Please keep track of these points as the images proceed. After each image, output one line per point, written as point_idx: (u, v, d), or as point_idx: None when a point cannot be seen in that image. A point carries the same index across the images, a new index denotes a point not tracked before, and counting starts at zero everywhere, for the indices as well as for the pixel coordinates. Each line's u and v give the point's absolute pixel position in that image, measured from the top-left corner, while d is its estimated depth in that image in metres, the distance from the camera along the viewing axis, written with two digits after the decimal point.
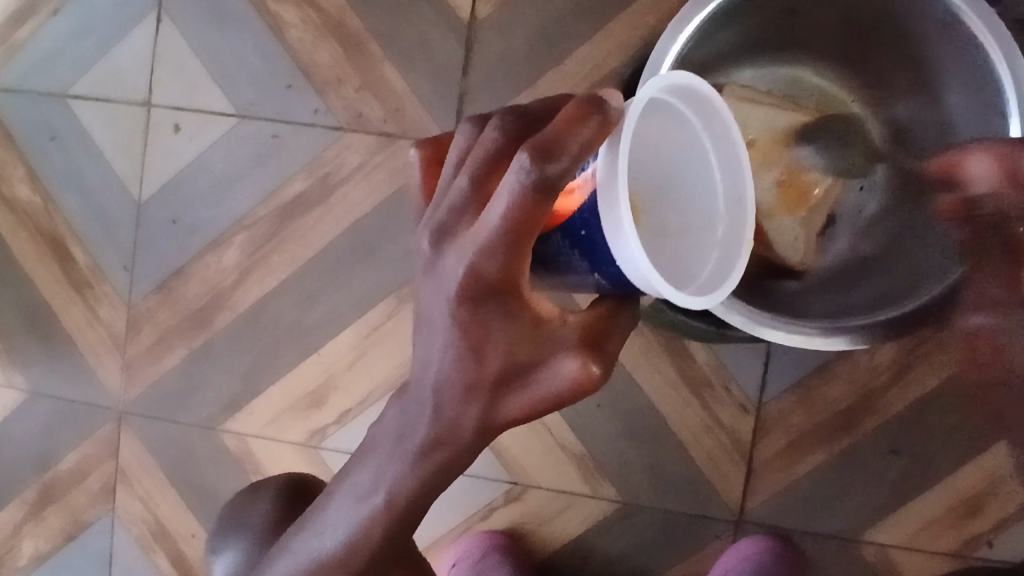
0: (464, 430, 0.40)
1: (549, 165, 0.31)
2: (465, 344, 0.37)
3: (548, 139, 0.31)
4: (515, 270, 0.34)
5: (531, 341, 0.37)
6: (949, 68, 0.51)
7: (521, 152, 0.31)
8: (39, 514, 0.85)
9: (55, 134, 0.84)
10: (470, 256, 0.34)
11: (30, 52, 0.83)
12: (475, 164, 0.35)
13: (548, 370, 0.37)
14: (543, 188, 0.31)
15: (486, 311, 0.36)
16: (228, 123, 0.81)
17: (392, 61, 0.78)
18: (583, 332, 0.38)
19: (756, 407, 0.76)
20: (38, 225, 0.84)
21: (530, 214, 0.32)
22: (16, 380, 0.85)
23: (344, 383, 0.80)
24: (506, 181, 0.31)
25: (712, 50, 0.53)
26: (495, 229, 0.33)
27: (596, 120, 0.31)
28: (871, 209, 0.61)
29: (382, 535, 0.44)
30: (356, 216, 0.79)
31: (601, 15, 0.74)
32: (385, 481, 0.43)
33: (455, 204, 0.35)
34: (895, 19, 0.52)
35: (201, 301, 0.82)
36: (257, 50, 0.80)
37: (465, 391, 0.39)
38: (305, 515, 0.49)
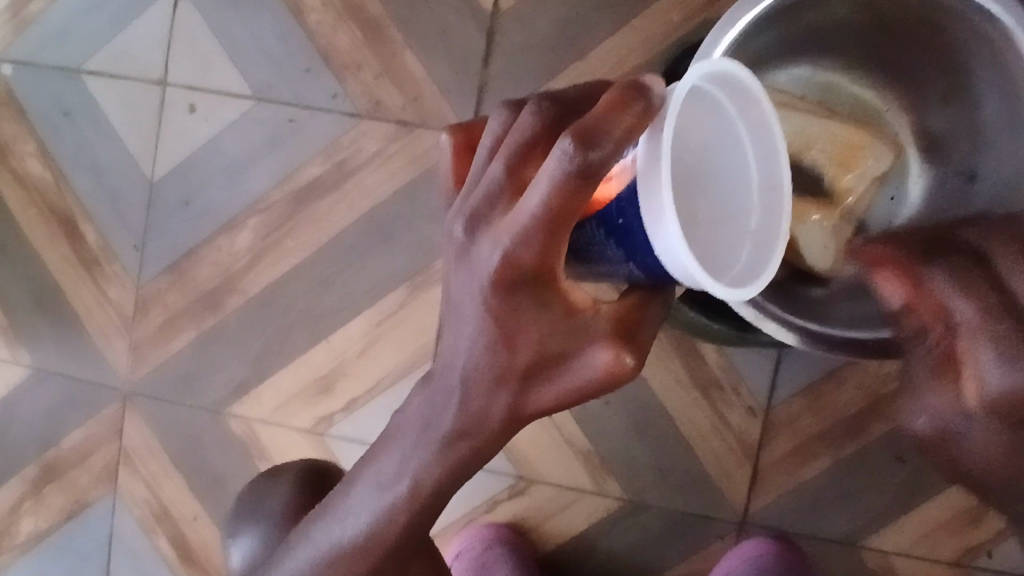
0: (492, 420, 0.40)
1: (593, 151, 0.30)
2: (495, 334, 0.37)
3: (590, 125, 0.30)
4: (550, 258, 0.34)
5: (564, 332, 0.37)
6: (989, 78, 0.51)
7: (563, 138, 0.30)
8: (42, 493, 0.85)
9: (67, 110, 0.83)
10: (506, 244, 0.34)
11: (43, 25, 0.82)
12: (509, 149, 0.35)
13: (581, 360, 0.37)
14: (585, 174, 0.30)
15: (520, 301, 0.36)
16: (244, 104, 0.80)
17: (412, 49, 0.77)
18: (617, 322, 0.37)
19: (764, 409, 0.77)
20: (48, 200, 0.83)
21: (570, 200, 0.31)
22: (22, 356, 0.84)
23: (353, 372, 0.80)
24: (546, 167, 0.31)
25: (754, 53, 0.53)
26: (533, 216, 0.32)
27: (641, 105, 0.31)
28: (906, 214, 0.61)
29: (405, 524, 0.44)
30: (371, 204, 0.78)
31: (625, 11, 0.74)
32: (409, 470, 0.43)
33: (489, 190, 0.35)
34: (936, 28, 0.52)
35: (211, 284, 0.81)
36: (275, 31, 0.79)
37: (493, 381, 0.38)
38: (326, 502, 0.48)
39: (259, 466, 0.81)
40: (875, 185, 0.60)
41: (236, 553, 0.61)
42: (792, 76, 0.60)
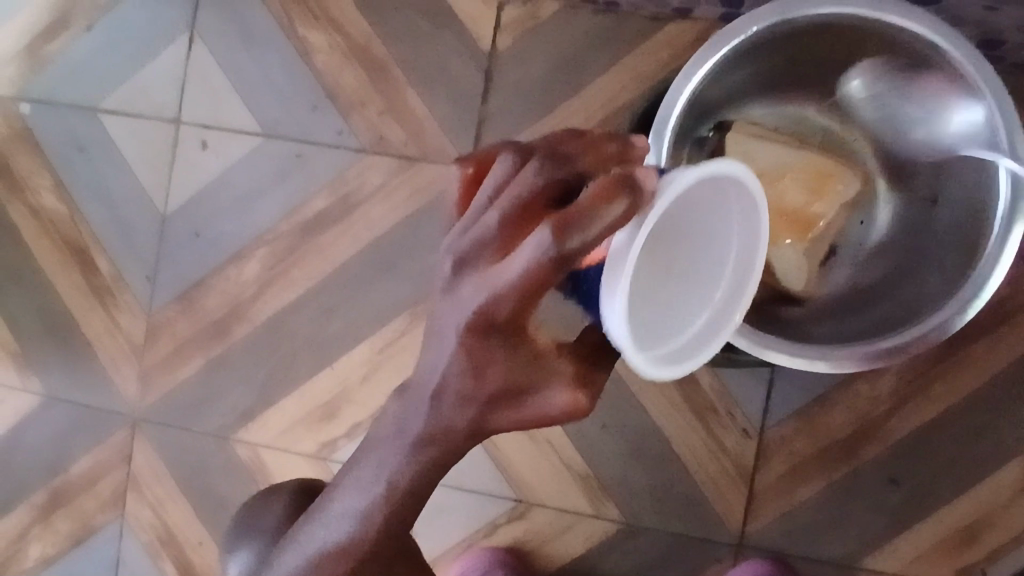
0: (458, 430, 0.41)
1: (568, 243, 0.33)
2: (465, 367, 0.38)
3: (571, 215, 0.33)
4: (522, 316, 0.36)
5: (527, 372, 0.39)
6: (945, 109, 0.55)
7: (543, 227, 0.33)
8: (49, 519, 0.86)
9: (84, 146, 0.86)
10: (482, 299, 0.36)
11: (63, 66, 0.86)
12: (506, 203, 0.37)
13: (541, 399, 0.39)
14: (558, 262, 0.33)
15: (491, 345, 0.38)
16: (253, 141, 0.84)
17: (415, 87, 0.81)
18: (579, 366, 0.40)
19: (759, 432, 0.78)
20: (63, 233, 0.86)
21: (542, 282, 0.34)
22: (33, 384, 0.86)
23: (356, 398, 0.82)
24: (524, 249, 0.34)
25: (722, 88, 0.58)
26: (509, 286, 0.35)
27: (621, 202, 0.34)
28: (876, 239, 0.63)
29: (385, 525, 0.45)
30: (375, 234, 0.81)
31: (617, 50, 0.78)
32: (386, 472, 0.44)
33: (479, 239, 0.37)
34: (893, 65, 0.56)
35: (219, 312, 0.84)
36: (284, 71, 0.83)
37: (460, 400, 0.40)
38: (317, 504, 0.50)
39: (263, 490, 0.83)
40: (844, 211, 0.63)
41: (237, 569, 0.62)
42: (762, 111, 0.64)
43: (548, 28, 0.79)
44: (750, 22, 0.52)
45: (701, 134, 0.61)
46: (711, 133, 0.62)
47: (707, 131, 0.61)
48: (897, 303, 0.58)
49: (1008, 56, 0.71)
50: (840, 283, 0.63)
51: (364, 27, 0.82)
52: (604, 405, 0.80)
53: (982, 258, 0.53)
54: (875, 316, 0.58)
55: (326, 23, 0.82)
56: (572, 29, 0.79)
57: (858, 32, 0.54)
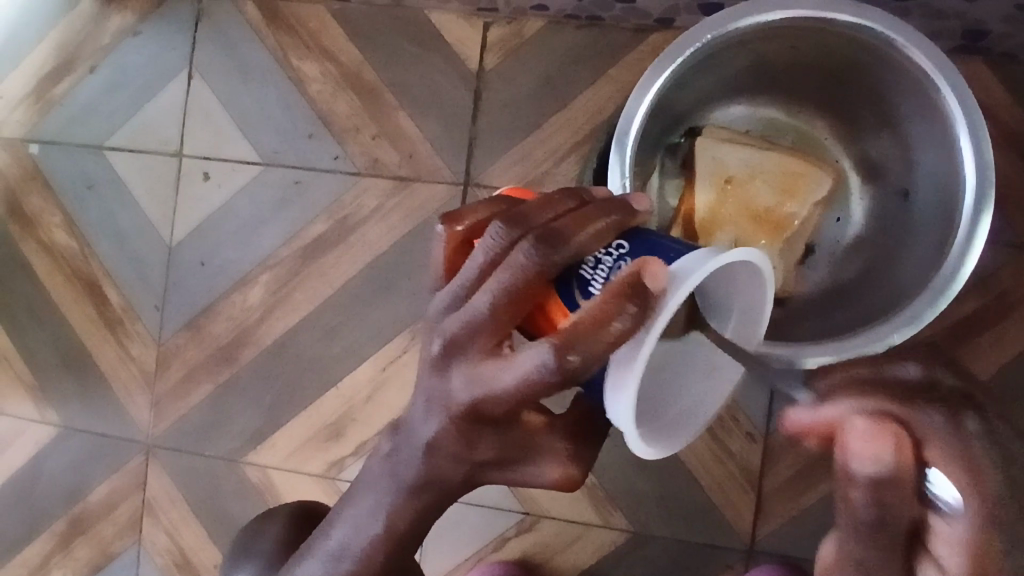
0: (455, 480, 0.43)
1: (569, 362, 0.34)
2: (459, 443, 0.41)
3: (576, 335, 0.34)
4: (517, 408, 0.38)
5: (519, 448, 0.42)
6: (905, 101, 0.55)
7: (545, 344, 0.34)
8: (69, 546, 0.88)
9: (91, 183, 0.89)
10: (479, 392, 0.38)
11: (69, 107, 0.90)
12: (500, 290, 0.37)
13: (532, 472, 0.43)
14: (560, 376, 0.34)
15: (485, 428, 0.40)
16: (253, 170, 0.86)
17: (406, 109, 0.83)
18: (568, 440, 0.44)
19: (764, 435, 0.78)
20: (74, 267, 0.89)
21: (539, 389, 0.35)
22: (50, 416, 0.89)
23: (362, 416, 0.83)
24: (524, 360, 0.35)
25: (686, 95, 0.59)
26: (507, 387, 0.36)
27: (629, 320, 0.35)
28: (851, 236, 0.64)
29: (384, 559, 0.46)
30: (373, 255, 0.83)
31: (602, 64, 0.79)
32: (385, 511, 0.45)
33: (475, 326, 0.37)
34: (853, 64, 0.56)
35: (227, 338, 0.86)
36: (280, 102, 0.85)
37: (455, 462, 0.42)
38: (307, 544, 0.50)
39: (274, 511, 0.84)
40: (818, 209, 0.62)
41: None
42: (732, 114, 0.65)
43: (533, 45, 0.81)
44: (703, 30, 0.52)
45: (671, 141, 0.63)
46: (682, 139, 0.63)
47: (678, 137, 0.63)
48: (871, 301, 0.58)
49: (994, 46, 0.71)
50: (818, 282, 0.64)
51: (355, 54, 0.84)
52: None
53: (949, 251, 0.52)
54: (848, 314, 0.58)
55: (318, 53, 0.85)
56: (557, 45, 0.80)
57: (816, 33, 0.54)
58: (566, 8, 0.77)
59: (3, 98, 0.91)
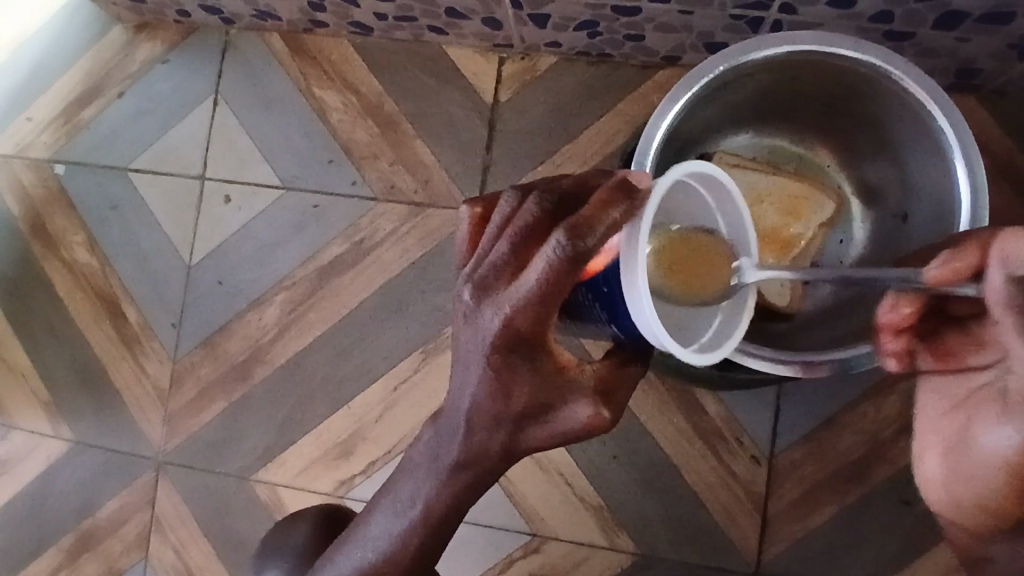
0: (491, 453, 0.44)
1: (580, 242, 0.38)
2: (494, 390, 0.42)
3: (581, 219, 0.38)
4: (543, 325, 0.40)
5: (551, 388, 0.42)
6: (902, 130, 0.58)
7: (557, 231, 0.38)
8: (75, 563, 0.88)
9: (114, 204, 0.92)
10: (506, 313, 0.40)
11: (97, 131, 0.93)
12: (514, 232, 0.40)
13: (565, 413, 0.43)
14: (574, 260, 0.38)
15: (516, 362, 0.41)
16: (273, 194, 0.89)
17: (422, 138, 0.87)
18: (597, 380, 0.44)
19: (768, 458, 0.80)
20: (95, 285, 0.91)
21: (559, 281, 0.38)
22: (63, 431, 0.90)
23: (372, 434, 0.84)
24: (542, 253, 0.38)
25: (697, 122, 0.62)
26: (530, 291, 0.39)
27: (623, 206, 0.39)
28: (854, 255, 0.67)
29: (420, 545, 0.47)
30: (388, 277, 0.86)
31: (611, 97, 0.83)
32: (423, 495, 0.46)
33: (497, 264, 0.40)
34: (855, 96, 0.59)
35: (241, 356, 0.88)
36: (302, 129, 0.89)
37: (492, 420, 0.43)
38: (347, 530, 0.52)
39: None
40: (821, 231, 0.65)
41: None
42: (739, 142, 0.69)
43: (546, 79, 0.85)
44: (716, 63, 0.55)
45: None
46: None
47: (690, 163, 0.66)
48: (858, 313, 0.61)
49: (984, 84, 0.75)
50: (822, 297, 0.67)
51: (375, 86, 0.88)
52: (613, 436, 0.82)
53: None
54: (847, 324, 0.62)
55: (340, 84, 0.89)
56: (569, 80, 0.84)
57: (819, 66, 0.57)
58: (577, 46, 0.81)
59: (31, 120, 0.94)
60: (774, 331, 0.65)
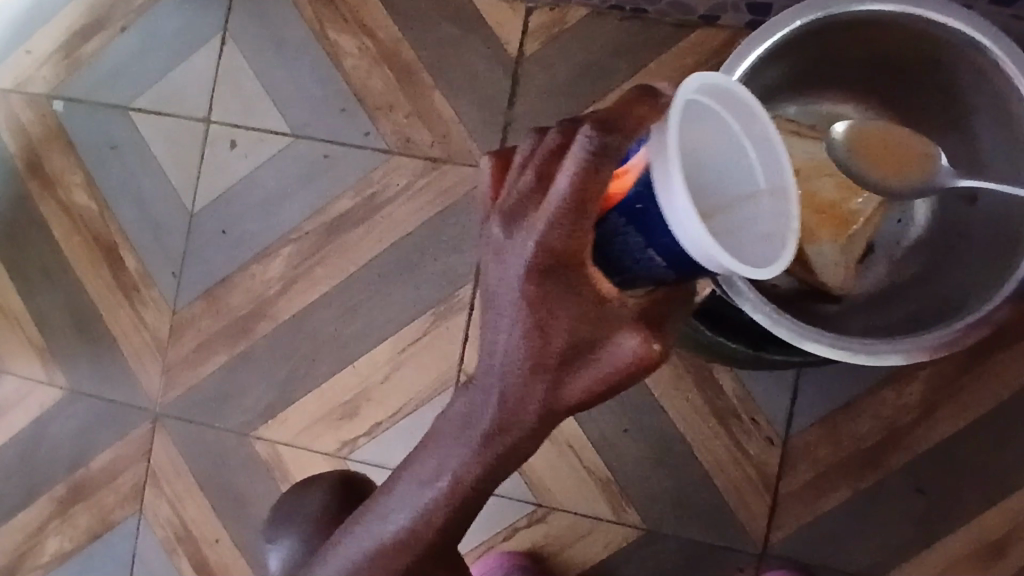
0: (530, 413, 0.39)
1: (609, 136, 0.35)
2: (530, 326, 0.38)
3: (608, 121, 0.36)
4: (579, 239, 0.36)
5: (592, 321, 0.37)
6: (979, 108, 0.54)
7: (582, 129, 0.36)
8: (67, 513, 0.86)
9: (114, 144, 0.88)
10: (540, 231, 0.36)
11: (97, 66, 0.88)
12: (538, 159, 0.38)
13: (609, 350, 0.38)
14: (604, 157, 0.35)
15: (552, 290, 0.37)
16: (282, 141, 0.85)
17: (441, 90, 0.82)
18: (644, 312, 0.38)
19: (783, 439, 0.78)
20: (93, 229, 0.88)
21: (591, 181, 0.35)
22: (58, 378, 0.87)
23: (377, 396, 0.82)
24: (570, 153, 0.35)
25: (763, 84, 0.55)
26: (562, 198, 0.36)
27: (646, 108, 0.38)
28: (914, 236, 0.62)
29: (445, 521, 0.43)
30: (399, 234, 0.82)
31: (642, 56, 0.79)
32: (451, 465, 0.42)
33: (523, 192, 0.38)
34: (934, 64, 0.55)
35: (244, 310, 0.85)
36: (315, 75, 0.84)
37: (530, 369, 0.39)
38: (368, 500, 0.47)
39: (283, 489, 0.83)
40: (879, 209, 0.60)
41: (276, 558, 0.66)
42: (797, 110, 0.62)
43: (575, 34, 0.80)
44: (792, 17, 0.50)
45: None
46: None
47: None
48: (927, 298, 0.57)
49: None
50: (875, 280, 0.61)
51: (394, 32, 0.83)
52: (624, 409, 0.80)
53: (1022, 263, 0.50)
54: (906, 310, 0.57)
55: (357, 29, 0.84)
56: (599, 35, 0.80)
57: (899, 29, 0.53)
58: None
59: (31, 53, 0.89)
60: (820, 312, 0.58)
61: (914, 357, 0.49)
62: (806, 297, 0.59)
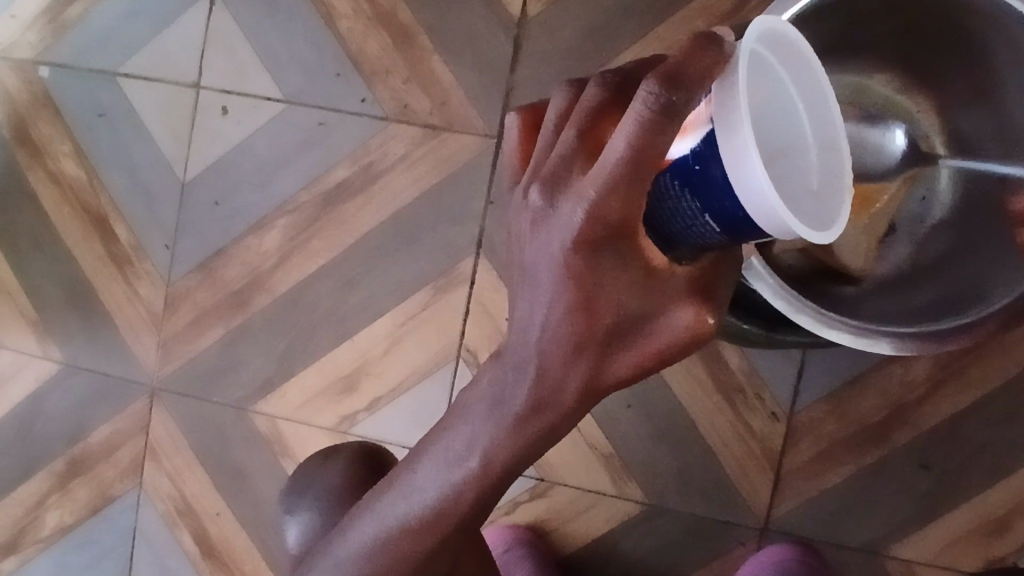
0: (567, 393, 0.38)
1: (677, 92, 0.29)
2: (576, 303, 0.36)
3: (676, 70, 0.30)
4: (634, 208, 0.32)
5: (642, 295, 0.35)
6: (1016, 82, 0.51)
7: (645, 81, 0.30)
8: (67, 487, 0.86)
9: (104, 111, 0.85)
10: (590, 198, 0.32)
11: (83, 29, 0.85)
12: (581, 116, 0.34)
13: (662, 323, 0.36)
14: (669, 117, 0.29)
15: (601, 263, 0.34)
16: (275, 108, 0.82)
17: (440, 54, 0.79)
18: (696, 281, 0.35)
19: (787, 415, 0.77)
20: (83, 200, 0.85)
21: (654, 143, 0.30)
22: (52, 352, 0.86)
23: (376, 370, 0.81)
24: (629, 112, 0.30)
25: None
26: (617, 164, 0.31)
27: (713, 56, 0.30)
28: (939, 213, 0.58)
29: (475, 497, 0.43)
30: (397, 206, 0.80)
31: (651, 18, 0.75)
32: (480, 445, 0.42)
33: (564, 154, 0.34)
34: (966, 32, 0.52)
35: (239, 283, 0.83)
36: (308, 38, 0.81)
37: (573, 348, 0.37)
38: (390, 475, 0.48)
39: (282, 464, 0.82)
40: (903, 185, 0.59)
41: (294, 532, 0.65)
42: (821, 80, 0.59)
43: None
44: None
45: None
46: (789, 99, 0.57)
47: None
48: (952, 282, 0.54)
49: None
50: (896, 262, 0.59)
51: None
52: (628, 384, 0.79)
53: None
54: (931, 293, 0.55)
55: None
56: None
57: None
58: None
59: (13, 17, 0.85)
60: (839, 294, 0.56)
61: (919, 352, 0.50)
62: (823, 277, 0.57)
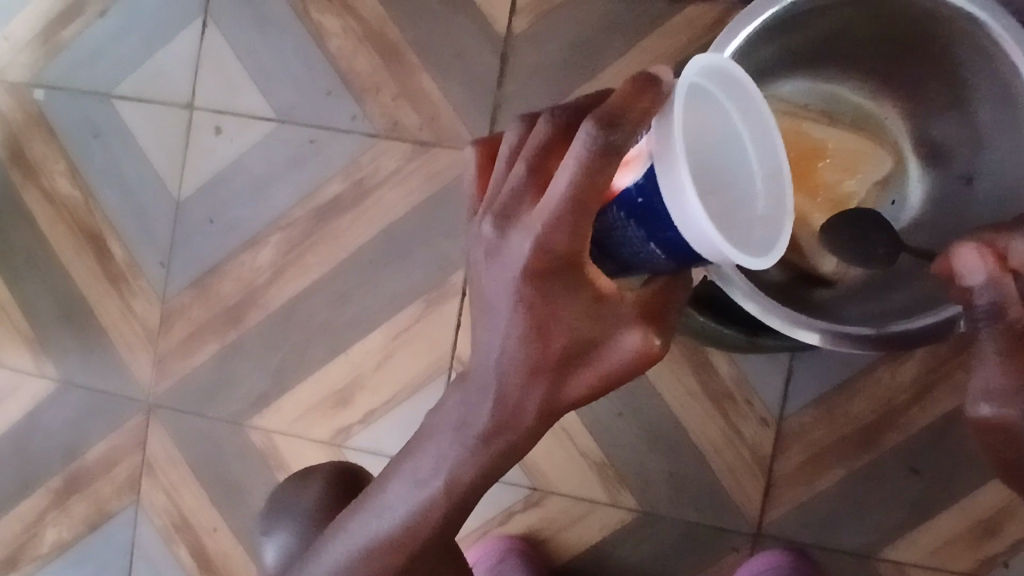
0: (527, 415, 0.39)
1: (615, 133, 0.30)
2: (530, 330, 0.37)
3: (615, 111, 0.30)
4: (579, 242, 0.33)
5: (592, 320, 0.36)
6: (983, 91, 0.52)
7: (585, 123, 0.30)
8: (63, 504, 0.86)
9: (97, 131, 0.86)
10: (537, 232, 0.33)
11: (76, 51, 0.86)
12: (531, 152, 0.35)
13: (612, 347, 0.37)
14: (607, 157, 0.30)
15: (552, 291, 0.35)
16: (268, 126, 0.83)
17: (429, 71, 0.80)
18: (644, 308, 0.37)
19: (777, 420, 0.78)
20: (78, 220, 0.86)
21: (594, 182, 0.31)
22: (47, 369, 0.87)
23: (369, 384, 0.81)
24: (570, 152, 0.31)
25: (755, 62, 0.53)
26: (561, 201, 0.32)
27: (649, 98, 0.30)
28: (908, 219, 0.61)
29: (442, 518, 0.44)
30: (388, 220, 0.81)
31: (635, 32, 0.76)
32: (446, 465, 0.42)
33: (515, 190, 0.35)
34: (934, 43, 0.53)
35: (234, 298, 0.84)
36: (299, 57, 0.82)
37: (529, 371, 0.38)
38: (362, 496, 0.48)
39: (278, 477, 0.83)
40: (874, 189, 0.62)
41: (271, 551, 0.66)
42: (793, 89, 0.61)
43: (567, 10, 0.78)
44: None
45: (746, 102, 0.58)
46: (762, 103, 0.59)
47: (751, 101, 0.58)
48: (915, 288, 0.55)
49: None
50: None
51: (378, 11, 0.81)
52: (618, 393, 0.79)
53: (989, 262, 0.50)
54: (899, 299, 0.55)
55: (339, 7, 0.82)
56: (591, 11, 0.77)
57: None
58: None
59: (8, 40, 0.87)
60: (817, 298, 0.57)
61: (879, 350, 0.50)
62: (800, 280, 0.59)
